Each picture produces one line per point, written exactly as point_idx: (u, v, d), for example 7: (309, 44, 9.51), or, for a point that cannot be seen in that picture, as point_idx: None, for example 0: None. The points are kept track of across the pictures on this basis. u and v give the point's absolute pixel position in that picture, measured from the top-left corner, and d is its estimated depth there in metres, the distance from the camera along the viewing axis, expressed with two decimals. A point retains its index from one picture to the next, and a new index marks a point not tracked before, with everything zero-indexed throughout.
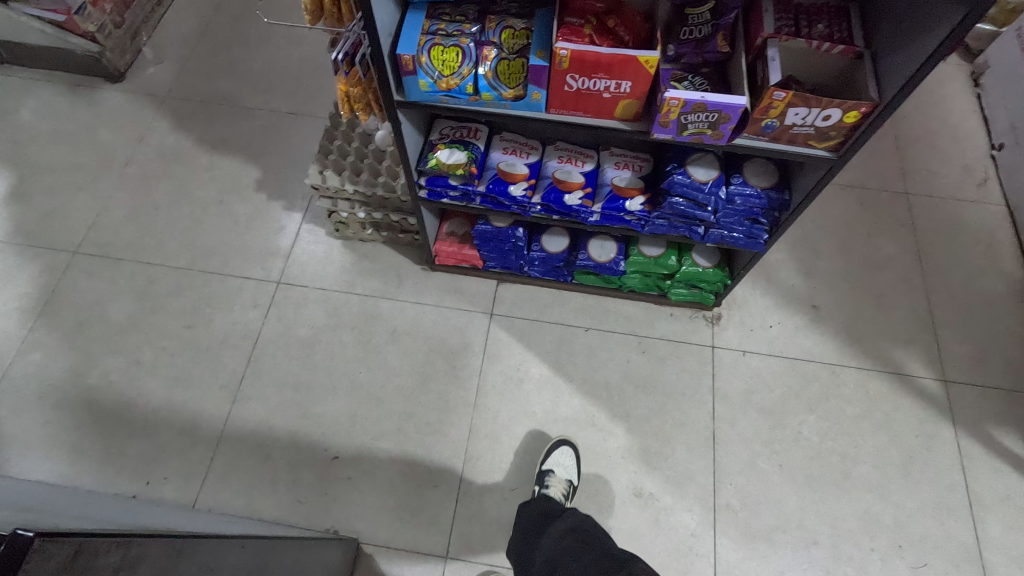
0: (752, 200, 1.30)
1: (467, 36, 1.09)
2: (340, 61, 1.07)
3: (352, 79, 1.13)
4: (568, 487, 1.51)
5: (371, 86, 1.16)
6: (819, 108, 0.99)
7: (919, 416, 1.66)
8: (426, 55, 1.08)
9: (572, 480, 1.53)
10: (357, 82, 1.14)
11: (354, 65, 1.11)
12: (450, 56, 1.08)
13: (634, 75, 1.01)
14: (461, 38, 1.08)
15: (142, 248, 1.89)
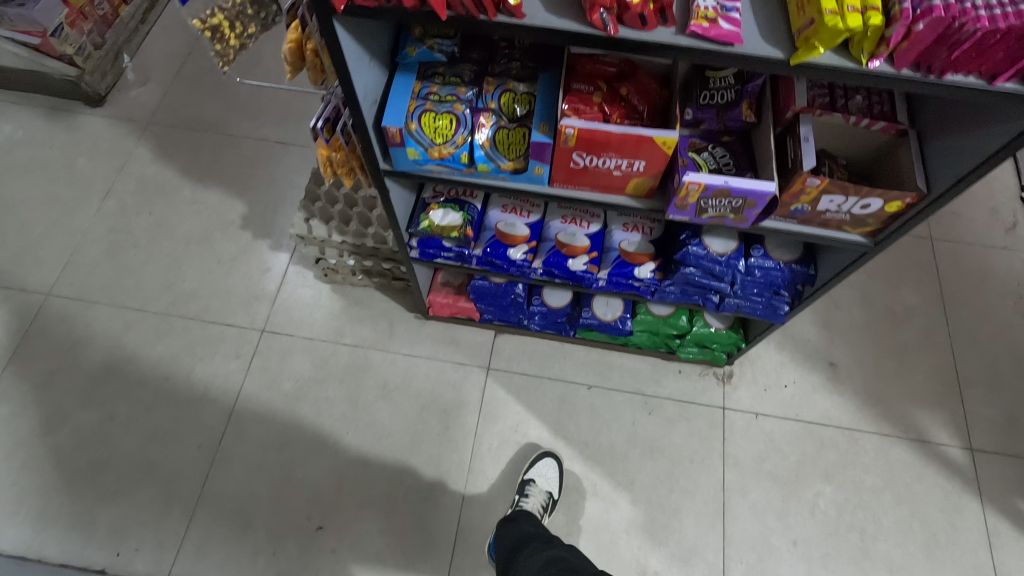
0: (773, 273, 1.19)
1: (463, 101, 0.98)
2: (319, 129, 0.95)
3: (334, 146, 1.02)
4: (548, 500, 1.49)
5: (355, 153, 1.04)
6: (858, 196, 0.88)
7: (942, 488, 1.56)
8: (416, 123, 0.96)
9: (552, 493, 1.51)
10: (340, 147, 1.03)
11: (336, 132, 1.00)
12: (443, 123, 0.97)
13: (649, 156, 0.90)
14: (456, 104, 0.97)
15: (120, 290, 1.78)
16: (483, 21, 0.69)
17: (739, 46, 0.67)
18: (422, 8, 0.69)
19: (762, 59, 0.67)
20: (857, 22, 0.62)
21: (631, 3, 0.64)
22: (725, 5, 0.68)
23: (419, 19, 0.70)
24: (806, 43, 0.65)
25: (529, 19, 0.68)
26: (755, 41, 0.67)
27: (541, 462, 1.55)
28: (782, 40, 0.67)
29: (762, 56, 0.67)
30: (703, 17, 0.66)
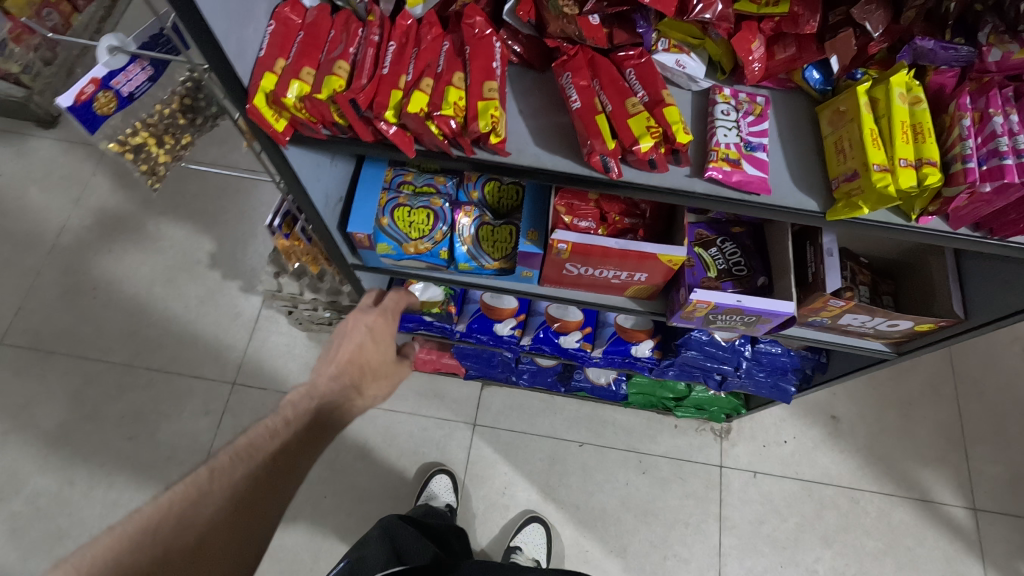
0: (781, 359, 1.10)
1: (441, 194, 0.87)
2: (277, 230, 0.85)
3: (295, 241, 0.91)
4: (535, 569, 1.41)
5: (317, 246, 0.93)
6: (885, 317, 0.79)
7: (944, 552, 1.51)
8: (388, 218, 0.85)
9: (540, 561, 1.43)
10: (301, 240, 0.93)
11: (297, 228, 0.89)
12: (419, 219, 0.85)
13: (652, 269, 0.80)
14: (433, 198, 0.86)
15: (78, 339, 1.65)
16: (457, 155, 0.57)
17: (766, 196, 0.56)
18: (384, 140, 0.57)
19: (793, 211, 0.56)
20: (911, 181, 0.52)
21: (640, 150, 0.53)
22: (749, 141, 0.57)
23: (380, 151, 0.58)
24: (847, 199, 0.54)
25: (514, 156, 0.57)
26: (785, 189, 0.56)
27: (527, 526, 1.47)
28: (816, 185, 0.57)
29: (794, 206, 0.56)
30: (723, 159, 0.55)
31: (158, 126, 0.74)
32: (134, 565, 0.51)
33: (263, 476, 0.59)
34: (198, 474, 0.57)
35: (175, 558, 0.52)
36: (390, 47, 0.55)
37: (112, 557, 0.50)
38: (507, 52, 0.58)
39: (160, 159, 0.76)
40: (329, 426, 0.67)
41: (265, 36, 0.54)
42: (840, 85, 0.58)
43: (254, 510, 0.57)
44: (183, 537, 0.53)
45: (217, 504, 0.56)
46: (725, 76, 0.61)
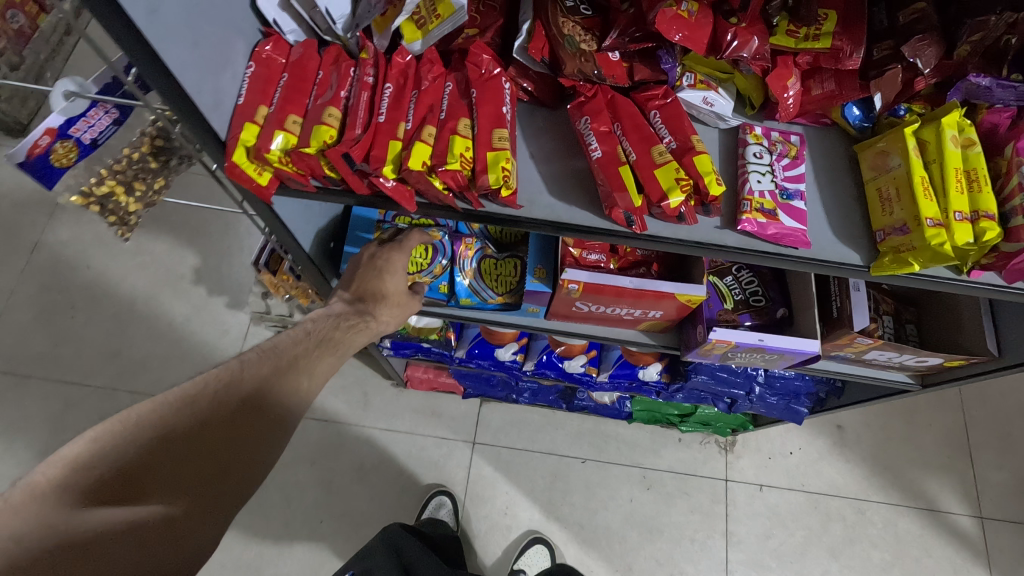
0: (794, 383, 1.06)
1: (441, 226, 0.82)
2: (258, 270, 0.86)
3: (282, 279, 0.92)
4: None
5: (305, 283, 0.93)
6: (914, 354, 0.74)
7: (951, 562, 1.49)
8: None
9: None
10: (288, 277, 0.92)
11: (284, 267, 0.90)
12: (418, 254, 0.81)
13: (669, 307, 0.75)
14: (433, 230, 0.81)
15: (57, 361, 1.56)
16: (463, 208, 0.52)
17: (805, 250, 0.51)
18: (381, 193, 0.51)
19: (835, 265, 0.51)
20: (968, 237, 0.47)
21: (669, 205, 0.47)
22: (785, 187, 0.52)
23: (378, 204, 0.52)
24: (895, 254, 0.49)
25: (527, 208, 0.51)
26: (824, 240, 0.52)
27: (531, 548, 1.43)
28: (857, 236, 0.52)
29: (835, 261, 0.51)
30: (757, 210, 0.50)
31: (127, 173, 0.70)
32: (169, 432, 0.49)
33: (289, 371, 0.58)
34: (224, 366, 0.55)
35: (207, 432, 0.51)
36: (386, 89, 0.49)
37: (147, 421, 0.48)
38: (516, 90, 0.52)
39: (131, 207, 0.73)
40: (347, 343, 0.64)
41: (245, 80, 0.48)
42: (880, 123, 0.53)
43: (279, 403, 0.56)
44: (214, 416, 0.52)
45: (246, 387, 0.55)
46: (753, 111, 0.55)
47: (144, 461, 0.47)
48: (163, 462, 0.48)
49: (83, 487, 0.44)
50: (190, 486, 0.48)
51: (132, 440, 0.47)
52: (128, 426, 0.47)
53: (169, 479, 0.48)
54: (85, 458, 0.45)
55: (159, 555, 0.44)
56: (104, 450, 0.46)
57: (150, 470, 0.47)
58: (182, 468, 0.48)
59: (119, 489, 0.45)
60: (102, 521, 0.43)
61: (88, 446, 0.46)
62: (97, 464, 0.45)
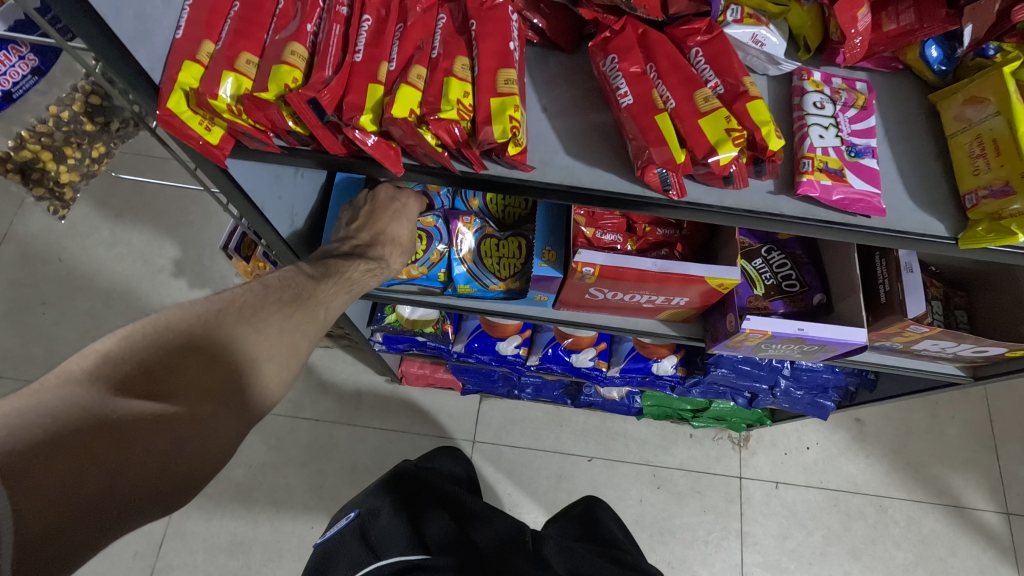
0: (824, 377, 0.96)
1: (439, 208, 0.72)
2: (234, 259, 0.81)
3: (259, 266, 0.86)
4: None
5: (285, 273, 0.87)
6: (975, 343, 0.65)
7: (978, 562, 1.42)
8: None
9: None
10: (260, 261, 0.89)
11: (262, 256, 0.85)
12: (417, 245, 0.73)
13: (696, 293, 0.66)
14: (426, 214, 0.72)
15: (27, 360, 1.44)
16: (461, 171, 0.42)
17: (878, 218, 0.42)
18: (361, 154, 0.42)
19: (913, 237, 0.42)
20: None
21: (718, 162, 0.38)
22: (851, 143, 0.43)
23: (356, 167, 0.42)
24: (991, 222, 0.40)
25: (539, 170, 0.42)
26: (900, 208, 0.42)
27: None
28: (939, 203, 0.43)
29: (914, 232, 0.42)
30: (821, 170, 0.41)
31: (54, 136, 0.64)
32: (201, 338, 0.45)
33: (314, 299, 0.54)
34: (249, 286, 0.51)
35: (239, 344, 0.46)
36: (364, 22, 0.39)
37: (176, 325, 0.44)
38: (525, 27, 0.42)
39: (60, 173, 0.68)
40: (367, 284, 0.60)
41: (185, 10, 0.38)
42: (965, 65, 0.44)
43: (306, 328, 0.52)
44: (248, 328, 0.48)
45: (275, 307, 0.51)
46: (808, 55, 0.46)
47: (176, 364, 0.42)
48: (194, 367, 0.43)
49: (112, 379, 0.39)
50: (220, 395, 0.44)
51: (163, 340, 0.42)
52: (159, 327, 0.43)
53: (196, 385, 0.42)
54: (116, 352, 0.40)
55: (184, 459, 0.40)
56: (138, 348, 0.41)
57: (181, 373, 0.42)
58: (211, 374, 0.44)
59: (149, 387, 0.40)
60: (137, 416, 0.38)
61: (119, 340, 0.41)
62: (127, 359, 0.41)
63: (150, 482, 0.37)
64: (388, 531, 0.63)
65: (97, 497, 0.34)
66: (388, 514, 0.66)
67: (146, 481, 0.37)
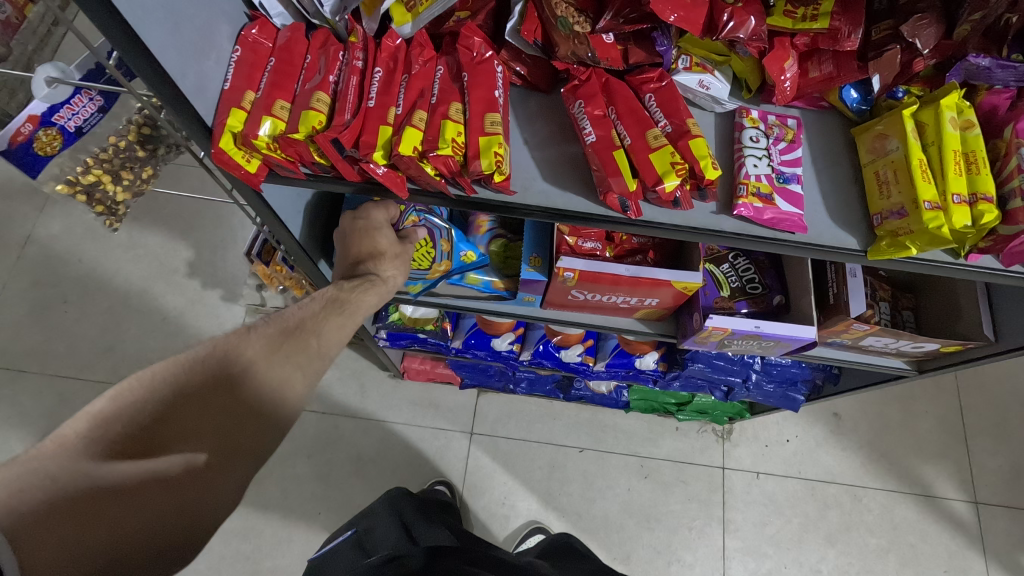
0: (792, 371, 1.05)
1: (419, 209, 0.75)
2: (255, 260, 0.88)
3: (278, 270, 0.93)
4: None
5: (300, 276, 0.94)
6: (911, 339, 0.74)
7: (948, 547, 1.50)
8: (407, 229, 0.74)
9: None
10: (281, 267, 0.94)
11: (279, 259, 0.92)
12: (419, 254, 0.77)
13: (664, 294, 0.74)
14: (410, 217, 0.74)
15: (51, 356, 1.52)
16: (455, 194, 0.51)
17: (802, 234, 0.50)
18: (373, 180, 0.50)
19: (831, 249, 0.50)
20: (966, 220, 0.46)
21: (664, 189, 0.47)
22: (781, 171, 0.51)
23: (369, 191, 0.51)
24: (892, 238, 0.48)
25: (520, 194, 0.50)
26: (821, 225, 0.51)
27: (531, 538, 1.43)
28: (854, 221, 0.51)
29: (832, 245, 0.51)
30: (754, 194, 0.50)
31: (114, 161, 0.73)
32: (186, 390, 0.49)
33: (296, 339, 0.58)
34: (232, 334, 0.55)
35: (222, 393, 0.51)
36: (376, 73, 0.48)
37: (165, 379, 0.48)
38: (509, 75, 0.51)
39: (117, 195, 0.76)
40: (349, 320, 0.64)
41: (231, 65, 0.47)
42: (878, 105, 0.52)
43: (290, 366, 0.56)
44: (229, 377, 0.52)
45: (256, 353, 0.55)
46: (750, 95, 0.55)
47: (165, 416, 0.47)
48: (183, 417, 0.48)
49: (109, 437, 0.43)
50: (211, 442, 0.48)
51: (153, 395, 0.47)
52: (146, 381, 0.47)
53: (188, 435, 0.47)
54: (110, 410, 0.44)
55: (184, 507, 0.44)
56: (128, 405, 0.45)
57: (169, 425, 0.47)
58: (202, 424, 0.48)
59: (142, 443, 0.45)
60: (134, 470, 0.42)
61: (111, 399, 0.45)
62: (120, 416, 0.44)
63: (156, 528, 0.42)
64: (374, 538, 0.90)
65: (105, 547, 0.39)
66: (380, 527, 0.92)
67: (150, 529, 0.41)
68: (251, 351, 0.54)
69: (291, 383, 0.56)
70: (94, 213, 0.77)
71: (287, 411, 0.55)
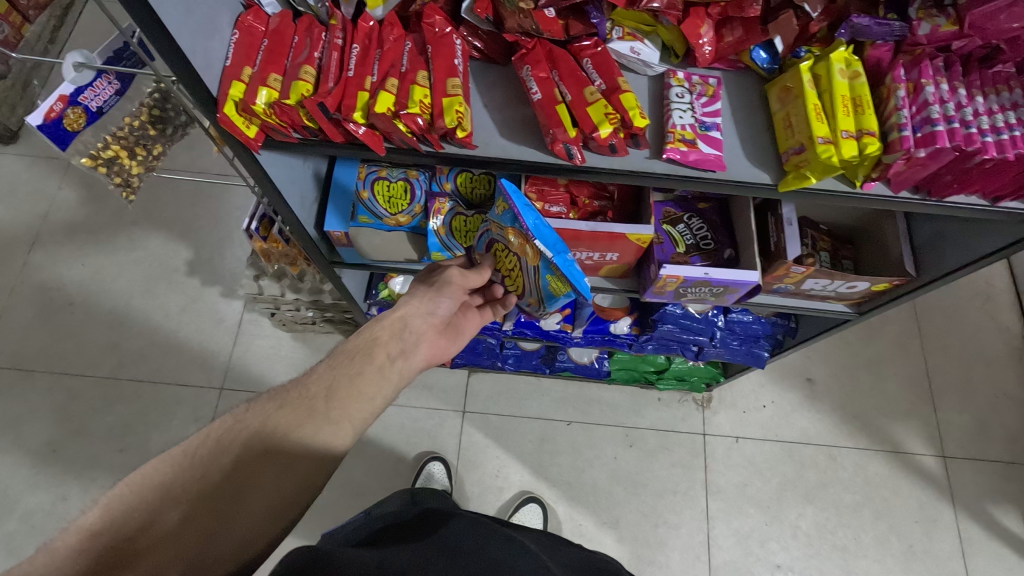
0: (753, 326, 1.15)
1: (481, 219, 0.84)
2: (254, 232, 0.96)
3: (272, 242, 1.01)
4: None
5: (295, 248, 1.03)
6: (844, 280, 0.82)
7: (919, 500, 1.58)
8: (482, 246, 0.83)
9: None
10: (278, 242, 1.01)
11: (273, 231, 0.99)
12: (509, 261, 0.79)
13: (622, 248, 0.83)
14: (478, 254, 0.84)
15: (60, 355, 1.59)
16: (426, 150, 0.59)
17: (722, 172, 0.59)
18: (355, 141, 0.59)
19: (747, 184, 0.60)
20: (853, 151, 0.55)
21: (600, 137, 0.55)
22: (703, 121, 0.60)
23: (352, 151, 0.60)
24: (795, 171, 0.57)
25: (481, 148, 0.59)
26: (737, 164, 0.60)
27: (524, 506, 1.51)
28: (767, 159, 0.60)
29: (748, 180, 0.60)
30: (679, 140, 0.58)
31: (128, 138, 0.82)
32: (174, 490, 0.50)
33: (297, 413, 0.59)
34: (229, 418, 0.57)
35: (213, 485, 0.52)
36: (353, 49, 0.57)
37: (157, 478, 0.50)
38: (468, 47, 0.60)
39: (133, 170, 0.85)
40: (361, 374, 0.66)
41: (231, 45, 0.56)
42: (785, 63, 0.61)
43: (288, 445, 0.57)
44: (222, 467, 0.53)
45: (249, 436, 0.56)
46: (677, 60, 0.63)
47: (149, 522, 0.48)
48: (170, 519, 0.48)
49: (95, 551, 0.45)
50: (195, 548, 0.48)
51: (140, 498, 0.49)
52: (136, 486, 0.49)
53: (170, 540, 0.48)
54: (97, 523, 0.47)
55: None
56: (114, 516, 0.47)
57: (154, 531, 0.48)
58: (189, 523, 0.49)
59: (124, 555, 0.46)
60: None
61: (99, 513, 0.47)
62: (109, 529, 0.47)
63: None
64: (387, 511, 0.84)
65: None
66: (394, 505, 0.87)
67: None
68: (245, 434, 0.56)
69: (293, 463, 0.56)
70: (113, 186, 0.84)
71: (291, 491, 0.55)
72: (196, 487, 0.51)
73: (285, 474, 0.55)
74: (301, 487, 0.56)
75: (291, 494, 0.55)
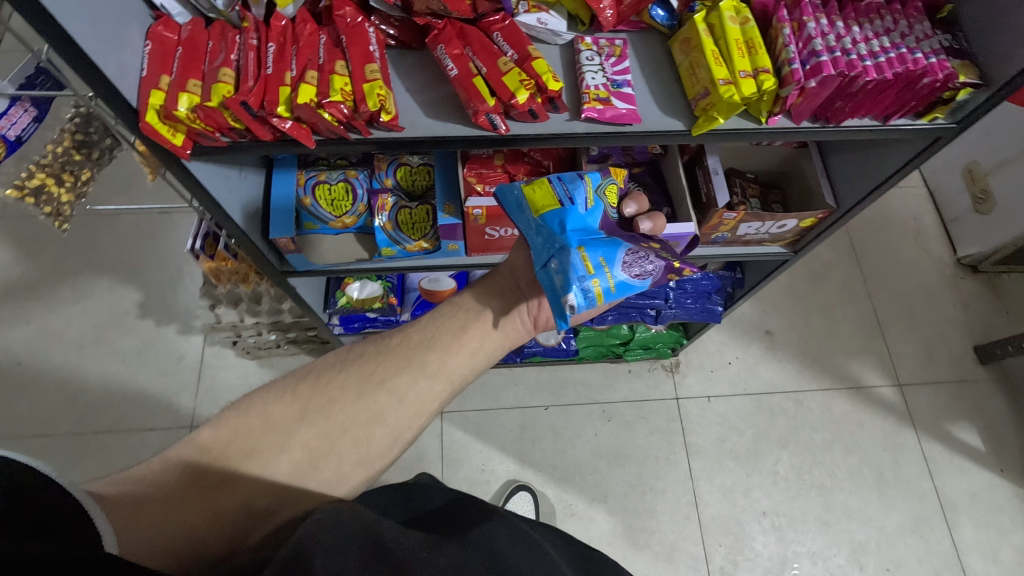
0: (703, 283, 1.20)
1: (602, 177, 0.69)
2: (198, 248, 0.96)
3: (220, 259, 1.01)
4: None
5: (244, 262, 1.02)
6: (773, 220, 0.87)
7: (883, 429, 1.67)
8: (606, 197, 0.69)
9: None
10: (226, 258, 1.03)
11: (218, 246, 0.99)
12: None
13: None
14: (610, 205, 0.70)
15: (12, 418, 1.52)
16: (356, 138, 0.61)
17: (638, 125, 0.63)
18: (284, 137, 0.60)
19: (663, 134, 0.63)
20: (752, 88, 0.59)
21: (518, 103, 0.58)
22: (615, 80, 0.63)
23: (282, 147, 0.61)
24: (705, 113, 0.61)
25: (409, 129, 0.61)
26: (651, 116, 0.64)
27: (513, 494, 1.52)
28: (679, 108, 0.64)
29: (664, 130, 0.64)
30: (595, 99, 0.61)
31: (54, 165, 0.81)
32: (275, 418, 0.54)
33: (395, 363, 0.60)
34: (332, 359, 0.61)
35: (313, 419, 0.55)
36: (269, 48, 0.58)
37: (266, 404, 0.55)
38: (382, 36, 0.62)
39: (63, 198, 0.83)
40: (461, 334, 0.63)
41: (145, 56, 0.56)
42: (682, 18, 0.66)
43: (383, 393, 0.58)
44: (320, 405, 0.56)
45: (347, 378, 0.58)
46: (585, 27, 0.67)
47: (251, 446, 0.52)
48: (269, 443, 0.53)
49: (201, 463, 0.50)
50: (284, 479, 0.52)
51: (248, 419, 0.54)
52: (248, 410, 0.55)
53: (265, 463, 0.52)
54: (209, 437, 0.52)
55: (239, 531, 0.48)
56: (222, 436, 0.53)
57: (255, 453, 0.52)
58: (287, 451, 0.53)
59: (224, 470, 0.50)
60: (204, 505, 0.48)
61: (210, 431, 0.53)
62: (218, 443, 0.52)
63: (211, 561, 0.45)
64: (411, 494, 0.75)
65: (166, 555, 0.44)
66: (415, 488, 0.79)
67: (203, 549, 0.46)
68: (342, 379, 0.58)
69: (387, 410, 0.57)
70: (44, 217, 0.83)
71: (381, 441, 0.57)
72: (294, 419, 0.55)
73: (374, 425, 0.57)
74: (389, 437, 0.57)
75: (381, 445, 0.57)
